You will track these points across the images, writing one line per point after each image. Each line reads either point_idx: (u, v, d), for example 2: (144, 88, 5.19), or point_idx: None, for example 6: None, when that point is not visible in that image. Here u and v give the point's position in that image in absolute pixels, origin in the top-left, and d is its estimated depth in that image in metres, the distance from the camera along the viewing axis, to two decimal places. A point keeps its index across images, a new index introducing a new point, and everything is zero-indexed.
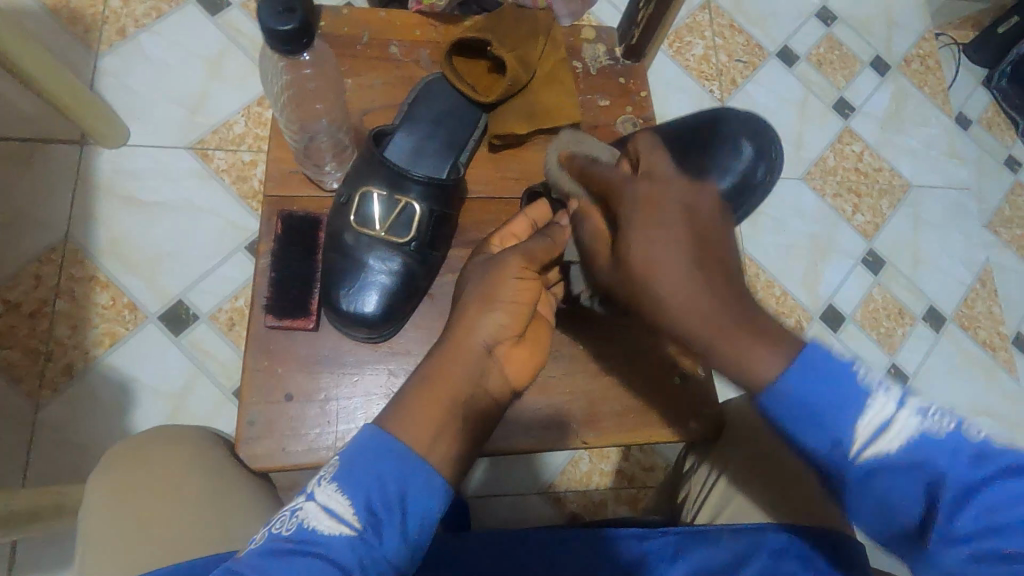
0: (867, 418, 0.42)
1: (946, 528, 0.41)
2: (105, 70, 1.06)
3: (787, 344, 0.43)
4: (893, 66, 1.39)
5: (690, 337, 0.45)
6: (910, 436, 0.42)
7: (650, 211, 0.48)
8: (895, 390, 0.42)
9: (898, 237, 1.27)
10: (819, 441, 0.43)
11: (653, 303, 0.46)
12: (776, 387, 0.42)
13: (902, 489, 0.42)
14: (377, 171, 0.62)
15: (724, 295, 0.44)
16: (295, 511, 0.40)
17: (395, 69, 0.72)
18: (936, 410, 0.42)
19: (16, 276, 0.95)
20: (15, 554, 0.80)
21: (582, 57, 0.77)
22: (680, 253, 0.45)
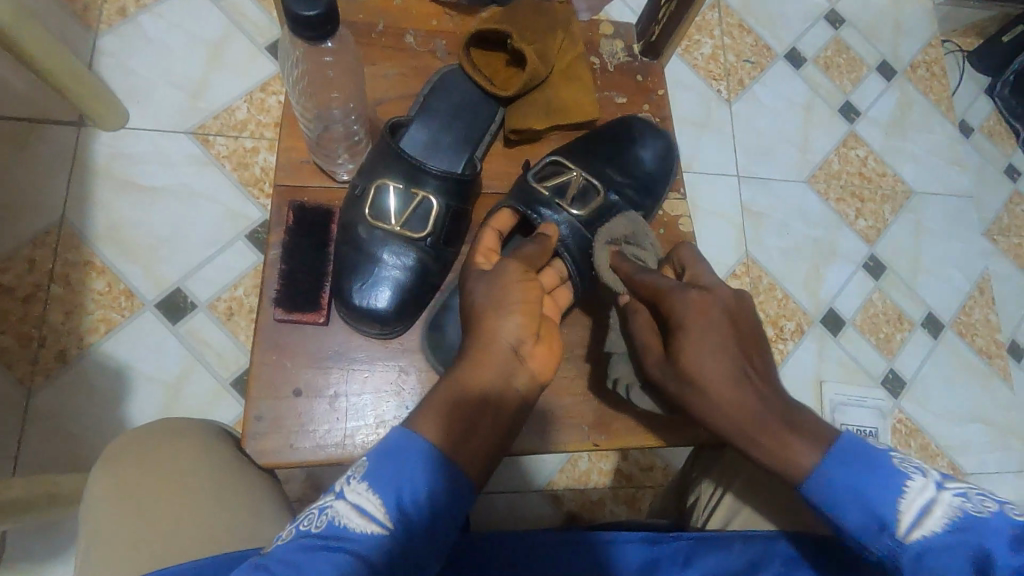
0: (906, 503, 0.44)
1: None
2: (104, 50, 1.04)
3: (818, 443, 0.48)
4: (899, 71, 1.39)
5: (739, 437, 0.50)
6: (950, 515, 0.43)
7: (704, 321, 0.52)
8: (929, 474, 0.46)
9: (899, 243, 1.27)
10: (860, 521, 0.45)
11: (707, 406, 0.51)
12: (817, 478, 0.47)
13: (959, 573, 0.42)
14: (394, 164, 0.61)
15: (773, 403, 0.49)
16: (325, 510, 0.41)
17: (410, 59, 0.71)
18: (974, 493, 0.44)
19: (9, 259, 0.93)
20: (5, 543, 0.78)
21: (600, 54, 0.76)
22: (733, 362, 0.50)
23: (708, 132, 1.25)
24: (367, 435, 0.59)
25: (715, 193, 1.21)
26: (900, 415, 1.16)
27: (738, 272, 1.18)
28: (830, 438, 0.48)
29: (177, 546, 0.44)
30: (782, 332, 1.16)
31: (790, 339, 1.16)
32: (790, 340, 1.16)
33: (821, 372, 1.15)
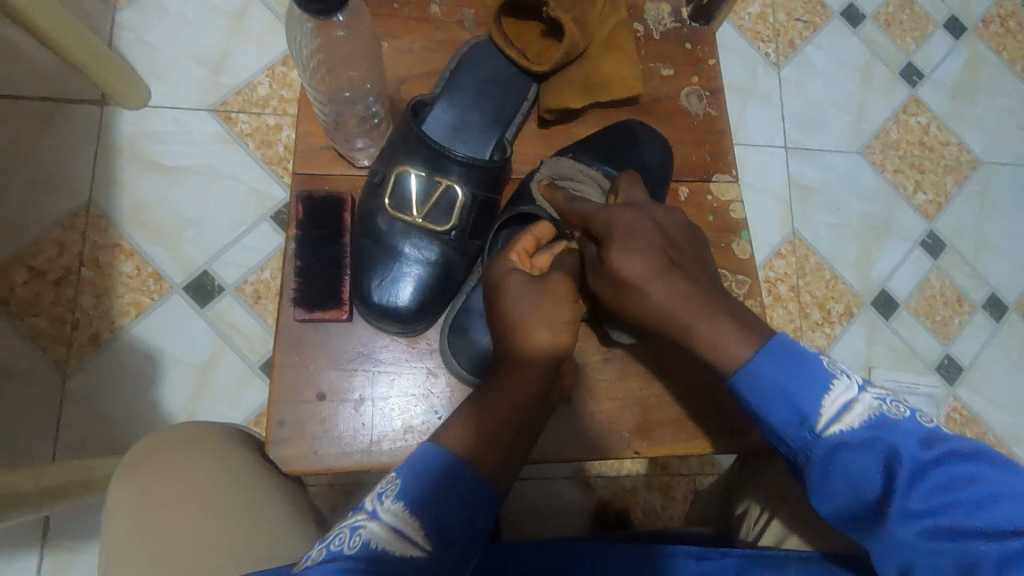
0: (830, 398, 0.44)
1: (902, 508, 0.41)
2: (123, 25, 1.01)
3: (754, 337, 0.46)
4: (969, 27, 1.27)
5: (667, 329, 0.49)
6: (868, 415, 0.43)
7: (627, 227, 0.52)
8: (853, 377, 0.45)
9: (961, 219, 1.18)
10: (782, 413, 0.44)
11: (634, 307, 0.50)
12: (748, 367, 0.45)
13: (866, 470, 0.42)
14: (415, 149, 0.57)
15: (699, 293, 0.49)
16: (359, 529, 0.40)
17: (436, 31, 0.66)
18: (891, 399, 0.44)
19: (39, 242, 0.93)
20: (48, 524, 0.80)
21: (644, 21, 0.69)
22: (657, 261, 0.50)
23: (754, 99, 1.16)
24: (395, 442, 0.57)
25: (761, 166, 1.13)
26: (955, 403, 1.09)
27: (784, 251, 1.11)
28: (766, 333, 0.46)
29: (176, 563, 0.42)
30: (830, 315, 1.09)
31: (837, 322, 1.09)
32: (838, 323, 1.09)
33: (871, 358, 1.09)
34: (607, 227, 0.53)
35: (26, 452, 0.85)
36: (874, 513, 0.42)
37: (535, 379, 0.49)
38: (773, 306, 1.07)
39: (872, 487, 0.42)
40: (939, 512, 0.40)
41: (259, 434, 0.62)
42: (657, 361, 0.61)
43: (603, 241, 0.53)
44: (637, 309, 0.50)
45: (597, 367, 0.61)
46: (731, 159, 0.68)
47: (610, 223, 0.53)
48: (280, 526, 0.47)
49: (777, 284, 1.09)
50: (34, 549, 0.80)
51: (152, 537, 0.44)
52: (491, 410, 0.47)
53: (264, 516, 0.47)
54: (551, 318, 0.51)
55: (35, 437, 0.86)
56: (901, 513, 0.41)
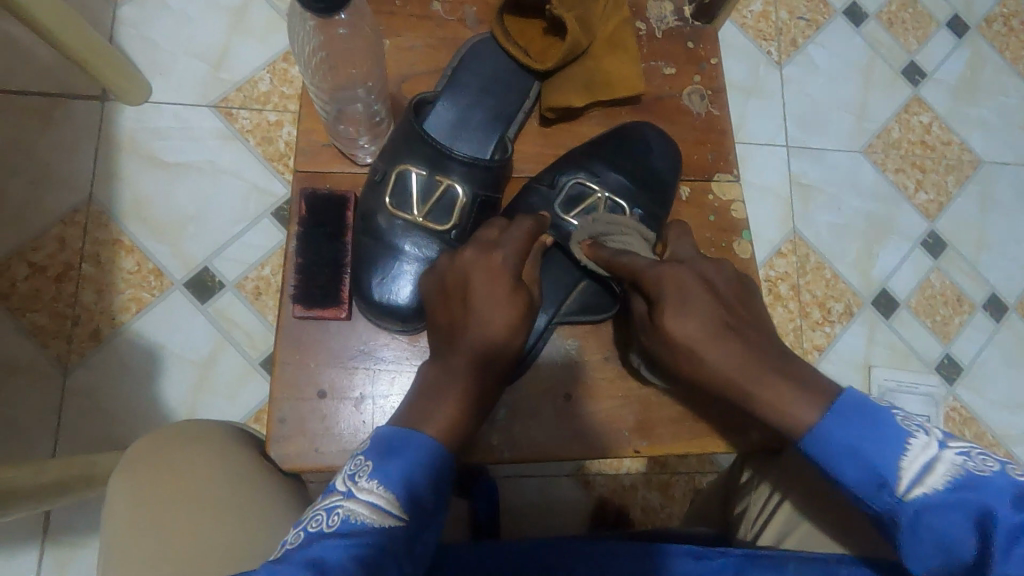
0: (906, 459, 0.43)
1: (1004, 572, 0.39)
2: (124, 20, 1.00)
3: (818, 398, 0.47)
4: (972, 26, 1.26)
5: (730, 391, 0.49)
6: (951, 475, 0.41)
7: (681, 290, 0.52)
8: (932, 433, 0.44)
9: (962, 218, 1.18)
10: (858, 476, 0.44)
11: (687, 367, 0.51)
12: (815, 429, 0.46)
13: (957, 531, 0.40)
14: (416, 147, 0.58)
15: (761, 355, 0.49)
16: (335, 509, 0.42)
17: (437, 28, 0.65)
18: (977, 451, 0.42)
19: (40, 238, 0.93)
20: (49, 518, 0.81)
21: (646, 19, 0.69)
22: (713, 324, 0.50)
23: (756, 98, 1.16)
24: None
25: (762, 165, 1.13)
26: (954, 403, 1.09)
27: (784, 250, 1.11)
28: (832, 393, 0.47)
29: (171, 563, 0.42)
30: (829, 314, 1.09)
31: (837, 321, 1.09)
32: (838, 322, 1.09)
33: (871, 357, 1.09)
34: (662, 289, 0.53)
35: (26, 448, 0.86)
36: (974, 575, 0.40)
37: (493, 376, 0.51)
38: (774, 305, 1.07)
39: (966, 546, 0.40)
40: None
41: (258, 433, 0.62)
42: None
43: (656, 302, 0.53)
44: (698, 374, 0.51)
45: (597, 366, 0.61)
46: (734, 158, 0.68)
47: (663, 285, 0.53)
48: (277, 521, 0.48)
49: (777, 283, 1.09)
50: (34, 544, 0.80)
51: (152, 534, 0.44)
52: (442, 392, 0.49)
53: (264, 518, 0.47)
54: (522, 321, 0.52)
55: (36, 432, 0.86)
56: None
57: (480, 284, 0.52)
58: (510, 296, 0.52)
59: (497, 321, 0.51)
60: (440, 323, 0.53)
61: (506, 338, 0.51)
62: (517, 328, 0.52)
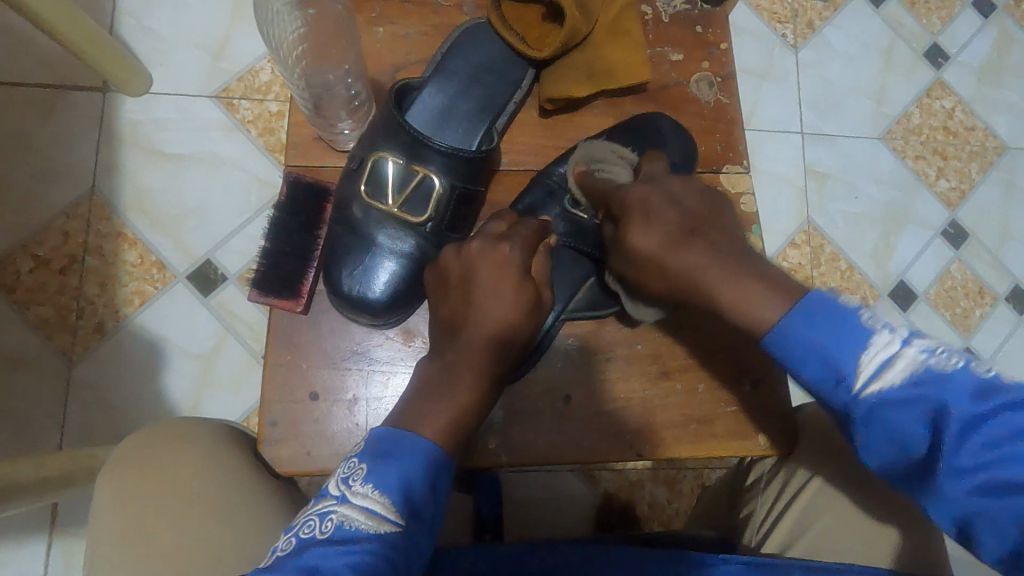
0: (868, 354, 0.41)
1: (953, 465, 0.38)
2: (123, 9, 0.99)
3: (782, 296, 0.45)
4: (999, 5, 1.21)
5: (690, 294, 0.49)
6: (912, 370, 0.40)
7: (644, 206, 0.52)
8: (898, 330, 0.42)
9: (985, 206, 1.14)
10: (818, 375, 0.43)
11: (649, 280, 0.52)
12: (779, 328, 0.44)
13: (911, 428, 0.39)
14: (392, 134, 0.56)
15: (721, 257, 0.48)
16: (328, 516, 0.40)
17: (434, 15, 0.63)
18: (944, 347, 0.40)
19: (44, 231, 0.92)
20: (57, 510, 0.81)
21: (652, 3, 0.66)
22: (669, 231, 0.50)
23: (770, 82, 1.12)
24: None
25: (774, 152, 1.10)
26: None
27: (799, 240, 1.08)
28: (798, 292, 0.45)
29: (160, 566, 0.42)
30: None
31: None
32: None
33: None
34: (631, 212, 0.53)
35: (34, 441, 0.86)
36: (930, 471, 0.40)
37: (498, 370, 0.51)
38: None
39: (920, 444, 0.39)
40: (993, 465, 0.36)
41: (253, 432, 0.61)
42: (660, 361, 0.59)
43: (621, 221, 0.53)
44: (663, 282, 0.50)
45: (600, 367, 0.59)
46: (743, 149, 0.65)
47: (631, 208, 0.53)
48: (272, 524, 0.47)
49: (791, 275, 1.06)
50: (41, 536, 0.81)
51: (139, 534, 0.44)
52: (439, 384, 0.49)
53: (252, 505, 0.48)
54: (526, 317, 0.52)
55: (43, 425, 0.87)
56: (954, 469, 0.38)
57: (479, 279, 0.52)
58: (514, 288, 0.52)
59: (502, 316, 0.51)
60: (443, 318, 0.53)
61: (510, 330, 0.51)
62: (520, 319, 0.51)
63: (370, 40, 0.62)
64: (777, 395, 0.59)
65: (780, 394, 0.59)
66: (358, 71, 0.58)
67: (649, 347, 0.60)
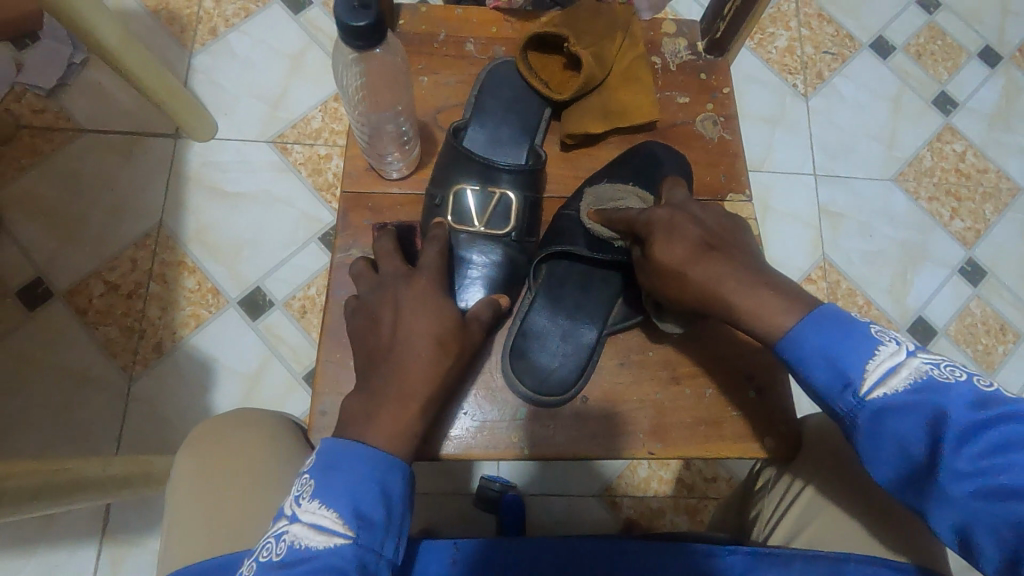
0: (873, 362, 0.44)
1: (953, 467, 0.40)
2: (198, 68, 1.13)
3: (799, 308, 0.48)
4: (1005, 57, 1.27)
5: (712, 307, 0.52)
6: (914, 378, 0.43)
7: (668, 225, 0.56)
8: (903, 344, 0.45)
9: (1002, 245, 1.16)
10: (826, 378, 0.46)
11: (675, 295, 0.55)
12: (794, 335, 0.47)
13: (911, 431, 0.42)
14: (467, 167, 0.64)
15: (741, 269, 0.51)
16: (282, 537, 0.42)
17: (470, 66, 0.72)
18: (947, 363, 0.43)
19: (116, 258, 1.03)
20: (109, 514, 0.88)
21: (662, 54, 0.74)
22: (694, 246, 0.54)
23: (782, 128, 1.19)
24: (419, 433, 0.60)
25: (788, 193, 1.15)
26: None
27: (814, 276, 1.11)
28: (809, 304, 0.48)
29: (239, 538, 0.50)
30: None
31: None
32: None
33: None
34: (651, 235, 0.57)
35: (94, 448, 0.94)
36: (929, 476, 0.42)
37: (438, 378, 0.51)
38: None
39: (919, 447, 0.42)
40: (992, 472, 0.39)
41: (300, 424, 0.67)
42: (670, 367, 0.64)
43: (646, 243, 0.58)
44: (684, 296, 0.54)
45: (613, 372, 0.64)
46: (746, 179, 0.71)
47: (651, 232, 0.57)
48: None
49: None
50: (94, 539, 0.87)
51: (208, 519, 0.51)
52: (378, 406, 0.48)
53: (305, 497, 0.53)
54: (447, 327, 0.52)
55: (102, 434, 0.94)
56: (953, 473, 0.40)
57: (406, 308, 0.53)
58: (436, 309, 0.53)
59: (421, 352, 0.50)
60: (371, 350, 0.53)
61: (425, 366, 0.50)
62: (434, 357, 0.51)
63: (415, 87, 0.71)
64: (783, 402, 0.63)
65: (786, 402, 0.63)
66: (408, 113, 0.66)
67: (660, 354, 0.64)
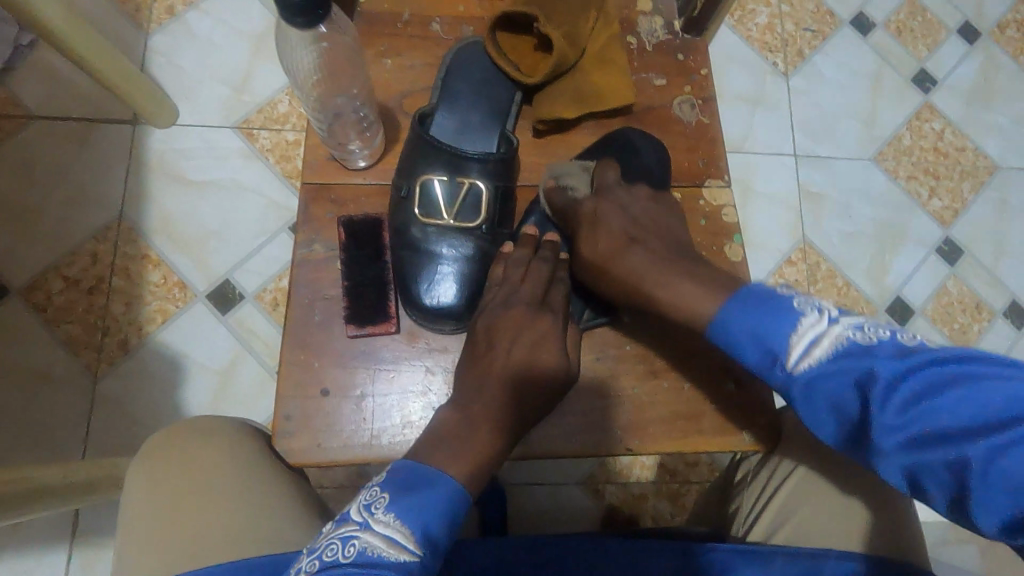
0: (798, 333, 0.44)
1: (886, 421, 0.39)
2: (155, 49, 1.07)
3: (723, 293, 0.49)
4: (984, 33, 1.26)
5: (637, 297, 0.56)
6: (836, 347, 0.42)
7: (593, 218, 0.61)
8: (825, 312, 0.44)
9: (979, 224, 1.16)
10: (756, 357, 0.46)
11: (601, 285, 0.59)
12: (716, 319, 0.48)
13: (842, 394, 0.41)
14: (433, 157, 0.61)
15: (659, 259, 0.56)
16: (352, 541, 0.40)
17: (437, 47, 0.69)
18: (870, 323, 0.43)
19: (75, 252, 0.98)
20: (78, 518, 0.85)
21: (637, 33, 0.71)
22: (617, 241, 0.59)
23: (762, 108, 1.17)
24: (394, 436, 0.58)
25: (768, 174, 1.14)
26: None
27: (794, 258, 1.10)
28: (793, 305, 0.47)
29: (219, 542, 0.50)
30: None
31: None
32: None
33: None
34: (580, 228, 0.61)
35: (59, 452, 0.90)
36: (866, 435, 0.41)
37: (524, 408, 0.53)
38: None
39: (851, 406, 0.41)
40: (918, 420, 0.38)
41: (267, 428, 0.65)
42: (649, 361, 0.63)
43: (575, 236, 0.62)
44: (611, 286, 0.58)
45: (591, 367, 0.62)
46: (725, 165, 0.69)
47: (581, 225, 0.61)
48: (290, 517, 0.53)
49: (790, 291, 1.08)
50: (63, 545, 0.84)
51: (162, 528, 0.50)
52: (476, 417, 0.50)
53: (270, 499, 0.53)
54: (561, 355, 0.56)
55: (68, 436, 0.91)
56: (882, 427, 0.40)
57: (524, 329, 0.56)
58: (548, 339, 0.56)
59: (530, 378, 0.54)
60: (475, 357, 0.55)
61: (527, 394, 0.53)
62: (540, 388, 0.54)
63: (379, 71, 0.68)
64: (762, 393, 0.62)
65: (766, 393, 0.62)
66: (367, 97, 0.62)
67: (637, 348, 0.63)
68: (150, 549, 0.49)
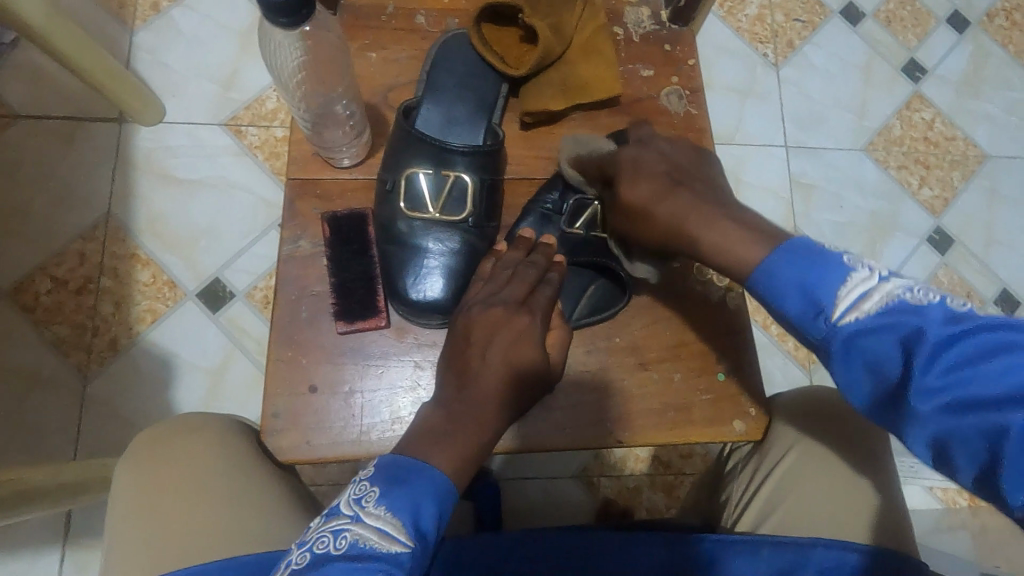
0: (846, 287, 0.40)
1: (923, 384, 0.36)
2: (140, 46, 1.06)
3: (770, 240, 0.46)
4: (973, 22, 1.26)
5: (677, 242, 0.53)
6: (886, 301, 0.38)
7: (635, 163, 0.59)
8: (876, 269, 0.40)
9: (969, 213, 1.16)
10: (799, 307, 0.41)
11: (643, 228, 0.56)
12: (761, 267, 0.44)
13: (883, 351, 0.37)
14: (418, 150, 0.61)
15: (700, 203, 0.53)
16: (342, 534, 0.40)
17: (423, 40, 0.68)
18: (919, 286, 0.39)
19: (63, 253, 0.97)
20: (70, 519, 0.84)
21: (624, 24, 0.71)
22: (660, 184, 0.55)
23: (752, 99, 1.17)
24: (384, 432, 0.58)
25: (759, 165, 1.14)
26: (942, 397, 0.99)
27: None
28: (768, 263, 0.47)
29: (220, 540, 0.50)
30: None
31: None
32: None
33: None
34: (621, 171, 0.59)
35: (50, 452, 0.90)
36: (899, 400, 0.37)
37: (512, 398, 0.52)
38: None
39: (893, 365, 0.37)
40: (960, 384, 0.35)
41: (256, 425, 0.64)
42: (638, 353, 0.63)
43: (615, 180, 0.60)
44: (644, 235, 0.56)
45: (581, 360, 0.62)
46: None
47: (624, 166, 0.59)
48: (280, 514, 0.53)
49: None
50: (55, 547, 0.84)
51: (151, 527, 0.50)
52: (456, 412, 0.49)
53: (260, 495, 0.53)
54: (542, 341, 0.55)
55: (58, 437, 0.90)
56: (921, 391, 0.36)
57: (502, 330, 0.54)
58: (529, 334, 0.54)
59: (512, 376, 0.52)
60: (463, 342, 0.54)
61: (510, 390, 0.52)
62: (522, 384, 0.53)
63: (363, 65, 0.67)
64: (751, 384, 0.62)
65: (755, 383, 0.62)
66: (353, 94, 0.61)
67: (627, 340, 0.63)
68: (140, 548, 0.49)
